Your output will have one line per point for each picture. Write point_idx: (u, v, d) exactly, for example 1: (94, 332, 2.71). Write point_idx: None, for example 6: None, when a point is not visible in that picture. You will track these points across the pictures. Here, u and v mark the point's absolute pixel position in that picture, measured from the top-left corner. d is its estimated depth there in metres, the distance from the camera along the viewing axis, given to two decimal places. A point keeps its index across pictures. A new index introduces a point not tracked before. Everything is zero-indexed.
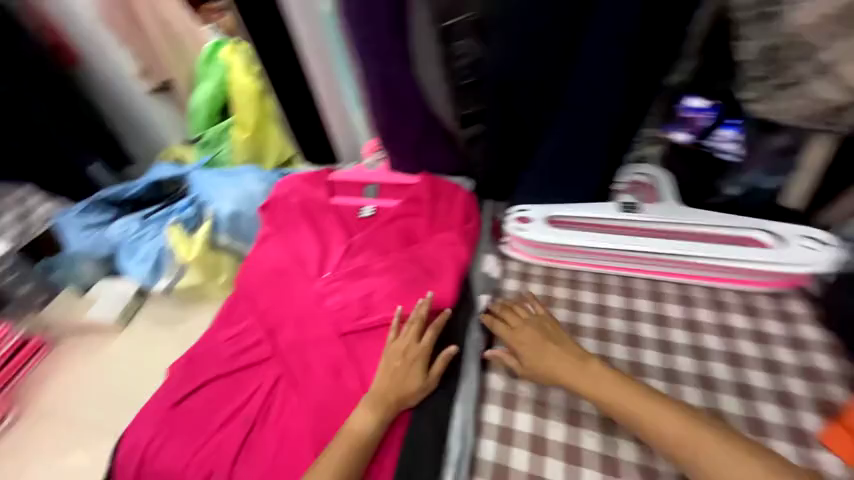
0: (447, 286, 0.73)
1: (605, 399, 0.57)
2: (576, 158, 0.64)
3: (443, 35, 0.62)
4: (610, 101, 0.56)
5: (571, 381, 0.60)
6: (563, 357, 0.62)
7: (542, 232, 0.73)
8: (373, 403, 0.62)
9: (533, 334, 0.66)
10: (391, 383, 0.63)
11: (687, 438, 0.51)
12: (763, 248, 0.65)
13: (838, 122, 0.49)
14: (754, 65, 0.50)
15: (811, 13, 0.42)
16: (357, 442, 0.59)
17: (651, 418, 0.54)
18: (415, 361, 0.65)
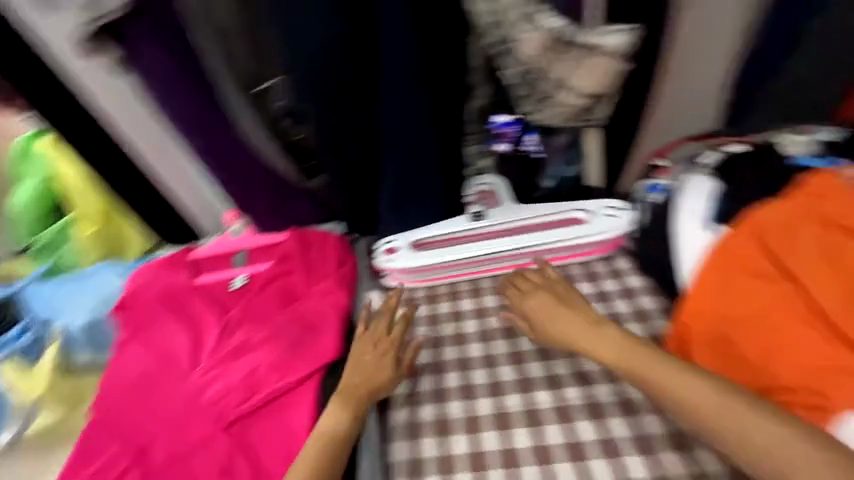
0: (333, 334, 0.72)
1: (626, 365, 0.58)
2: (413, 185, 0.70)
3: (256, 101, 0.66)
4: (418, 135, 0.64)
5: (583, 343, 0.62)
6: (566, 312, 0.66)
7: (408, 258, 0.78)
8: (347, 402, 0.63)
9: (543, 298, 0.68)
10: (363, 376, 0.65)
11: (679, 383, 0.54)
12: (581, 225, 0.77)
13: (593, 116, 0.63)
14: (518, 87, 0.61)
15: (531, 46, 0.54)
16: (331, 440, 0.60)
17: (648, 366, 0.56)
18: (386, 351, 0.68)
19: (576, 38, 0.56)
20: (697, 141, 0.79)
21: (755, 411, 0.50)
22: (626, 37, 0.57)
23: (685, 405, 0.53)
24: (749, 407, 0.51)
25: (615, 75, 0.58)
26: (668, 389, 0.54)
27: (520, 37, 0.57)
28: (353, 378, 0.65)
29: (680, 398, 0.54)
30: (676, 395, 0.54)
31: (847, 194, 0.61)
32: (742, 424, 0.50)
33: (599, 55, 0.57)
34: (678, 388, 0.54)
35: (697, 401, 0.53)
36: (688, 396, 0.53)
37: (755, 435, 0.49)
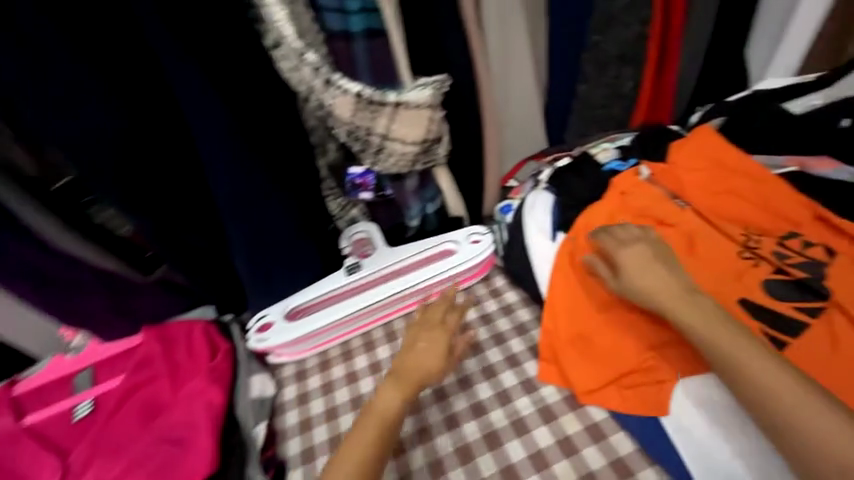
0: (207, 443, 0.61)
1: (707, 340, 0.48)
2: (269, 250, 0.69)
3: (56, 204, 0.59)
4: (258, 203, 0.64)
5: (672, 307, 0.52)
6: (654, 270, 0.55)
7: (281, 332, 0.73)
8: (405, 386, 0.55)
9: (642, 251, 0.57)
10: (415, 358, 0.58)
11: (753, 357, 0.45)
12: (452, 256, 0.79)
13: (431, 157, 0.67)
14: (350, 143, 0.62)
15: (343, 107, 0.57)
16: (385, 423, 0.52)
17: (731, 340, 0.47)
18: (441, 339, 0.60)
19: (387, 96, 0.58)
20: (533, 161, 0.89)
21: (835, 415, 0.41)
22: (434, 90, 0.59)
23: (743, 381, 0.45)
24: (828, 409, 0.42)
25: (434, 122, 0.62)
26: (743, 365, 0.45)
27: (331, 102, 0.56)
28: (417, 363, 0.57)
29: (754, 378, 0.45)
30: (742, 368, 0.45)
31: (645, 189, 0.74)
32: (811, 415, 0.42)
33: (414, 109, 0.59)
34: (755, 368, 0.45)
35: (762, 382, 0.44)
36: (754, 381, 0.44)
37: (819, 434, 0.41)
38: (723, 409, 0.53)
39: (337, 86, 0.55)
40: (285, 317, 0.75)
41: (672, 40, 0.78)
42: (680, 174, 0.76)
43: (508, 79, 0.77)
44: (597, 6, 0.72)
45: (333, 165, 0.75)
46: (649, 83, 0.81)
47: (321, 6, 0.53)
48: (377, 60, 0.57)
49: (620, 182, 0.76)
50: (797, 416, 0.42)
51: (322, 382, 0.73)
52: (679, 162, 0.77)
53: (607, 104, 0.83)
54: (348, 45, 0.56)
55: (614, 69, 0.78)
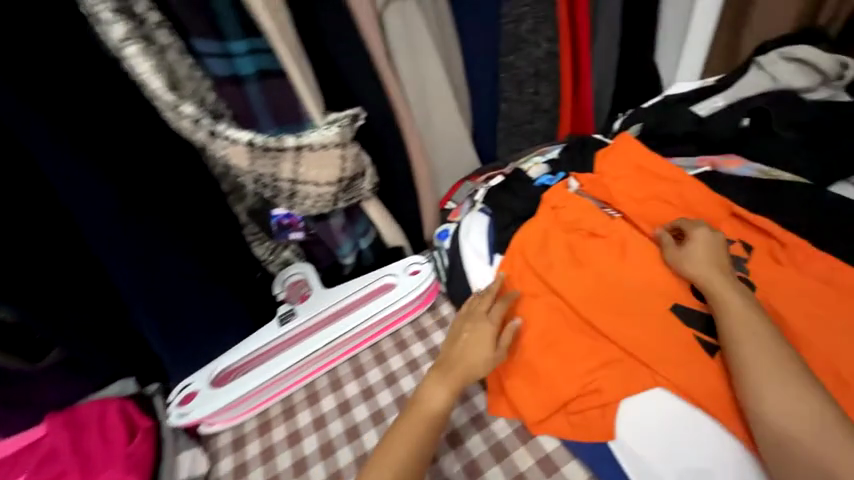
0: None
1: (751, 338, 0.50)
2: (185, 311, 0.63)
3: None
4: (162, 263, 0.58)
5: (725, 300, 0.54)
6: (716, 256, 0.59)
7: (205, 402, 0.66)
8: (453, 385, 0.55)
9: (706, 241, 0.60)
10: (460, 352, 0.58)
11: (760, 344, 0.50)
12: (393, 290, 0.76)
13: (353, 192, 0.64)
14: (260, 190, 0.58)
15: (236, 156, 0.52)
16: (433, 420, 0.53)
17: (758, 324, 0.51)
18: (484, 330, 0.59)
19: (287, 140, 0.54)
20: (469, 181, 0.87)
21: (818, 408, 0.45)
22: (340, 128, 0.56)
23: (754, 360, 0.49)
24: (815, 402, 0.46)
25: (347, 160, 0.58)
26: (757, 343, 0.50)
27: (223, 154, 0.52)
28: (471, 364, 0.57)
29: (777, 373, 0.48)
30: (772, 373, 0.48)
31: (575, 200, 0.73)
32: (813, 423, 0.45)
33: (321, 149, 0.56)
34: (754, 349, 0.49)
35: (763, 366, 0.48)
36: (765, 362, 0.48)
37: (792, 422, 0.45)
38: (664, 426, 0.53)
39: (223, 136, 0.51)
40: (210, 384, 0.68)
41: (582, 55, 0.80)
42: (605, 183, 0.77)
43: (428, 104, 0.76)
44: (504, 28, 0.73)
45: (254, 210, 0.71)
46: (568, 95, 0.83)
47: (199, 52, 0.49)
48: (276, 101, 0.54)
49: (552, 196, 0.75)
50: (782, 402, 0.46)
51: (261, 449, 0.67)
52: (606, 173, 0.78)
53: (531, 120, 0.84)
54: (237, 90, 0.52)
55: (531, 85, 0.79)
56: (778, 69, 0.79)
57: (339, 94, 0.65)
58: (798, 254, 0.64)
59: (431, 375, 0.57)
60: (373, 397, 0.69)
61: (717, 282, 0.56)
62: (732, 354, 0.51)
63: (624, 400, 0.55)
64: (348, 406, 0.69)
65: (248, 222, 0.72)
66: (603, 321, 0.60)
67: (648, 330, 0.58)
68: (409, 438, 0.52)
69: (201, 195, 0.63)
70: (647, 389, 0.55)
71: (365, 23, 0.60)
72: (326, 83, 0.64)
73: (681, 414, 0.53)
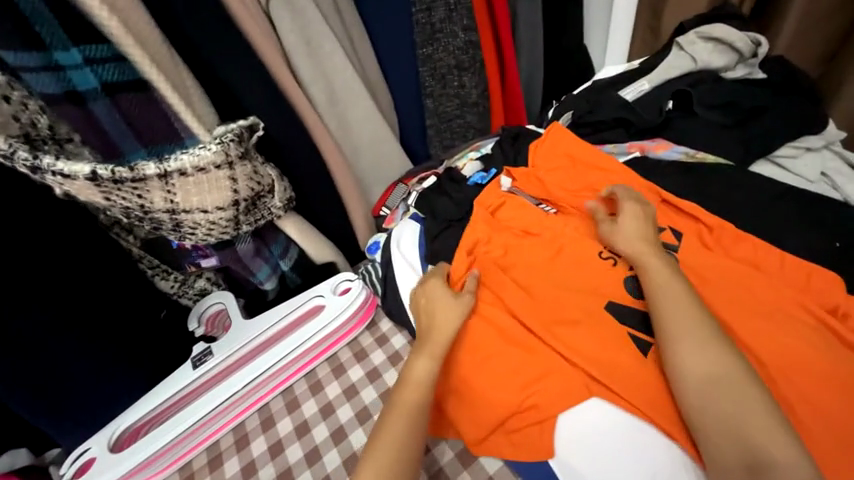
0: None
1: (679, 309, 0.51)
2: (62, 370, 0.53)
3: None
4: (25, 320, 0.48)
5: (652, 267, 0.55)
6: (645, 228, 0.60)
7: (104, 470, 0.57)
8: (433, 352, 0.55)
9: (634, 213, 0.61)
10: (429, 315, 0.59)
11: (692, 331, 0.49)
12: (320, 314, 0.69)
13: (257, 212, 0.57)
14: (135, 223, 0.50)
15: (83, 191, 0.44)
16: (418, 390, 0.52)
17: (684, 299, 0.51)
18: (437, 286, 0.61)
19: (148, 167, 0.45)
20: (402, 184, 0.80)
21: (745, 394, 0.45)
22: (220, 145, 0.48)
23: (675, 347, 0.49)
24: (739, 389, 0.45)
25: (238, 180, 0.51)
26: (682, 324, 0.50)
27: (63, 190, 0.43)
28: (446, 325, 0.57)
29: (708, 357, 0.47)
30: (711, 358, 0.47)
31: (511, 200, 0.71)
32: (744, 406, 0.44)
33: (200, 173, 0.48)
34: (680, 321, 0.50)
35: (693, 354, 0.48)
36: (688, 346, 0.48)
37: (726, 412, 0.45)
38: (603, 435, 0.51)
39: (50, 172, 0.41)
40: (111, 448, 0.59)
41: (505, 43, 0.76)
42: (538, 177, 0.73)
43: (343, 106, 0.69)
44: (416, 18, 0.67)
45: (150, 239, 0.62)
46: (495, 85, 0.79)
47: (12, 66, 0.39)
48: (136, 118, 0.46)
49: (486, 199, 0.71)
50: (703, 392, 0.46)
51: None
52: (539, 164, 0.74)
53: (460, 114, 0.79)
54: (80, 110, 0.43)
55: (454, 78, 0.74)
56: (696, 49, 0.78)
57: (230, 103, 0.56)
58: (723, 238, 0.64)
59: (416, 348, 0.56)
60: (309, 433, 0.63)
61: (646, 257, 0.56)
62: (662, 342, 0.50)
63: (561, 414, 0.53)
64: (281, 447, 0.63)
65: (143, 254, 0.63)
66: (538, 328, 0.58)
67: (585, 332, 0.56)
68: (405, 413, 0.50)
69: (68, 233, 0.54)
70: (583, 399, 0.53)
71: (247, 19, 0.52)
72: (212, 91, 0.55)
73: (617, 422, 0.51)
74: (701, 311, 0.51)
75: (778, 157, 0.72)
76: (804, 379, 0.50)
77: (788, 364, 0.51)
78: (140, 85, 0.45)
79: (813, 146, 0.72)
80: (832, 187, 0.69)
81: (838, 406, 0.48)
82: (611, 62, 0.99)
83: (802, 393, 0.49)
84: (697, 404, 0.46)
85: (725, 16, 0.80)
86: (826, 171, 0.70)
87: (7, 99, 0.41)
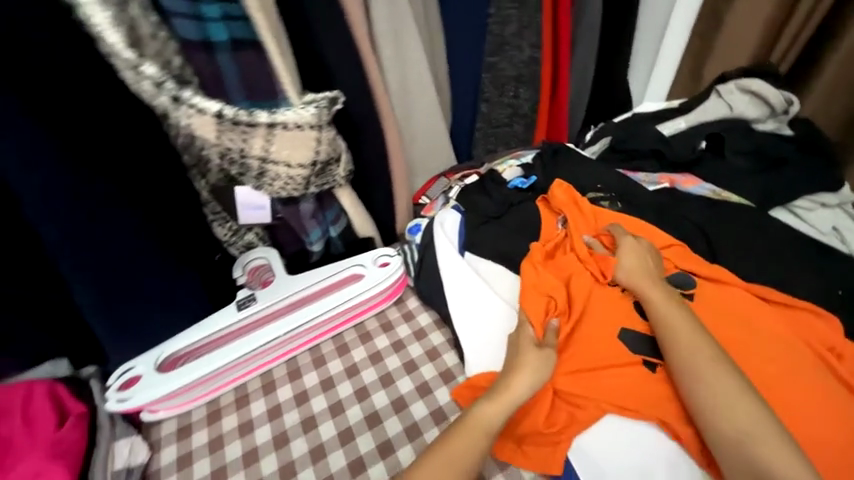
0: None
1: (691, 344, 0.55)
2: (129, 287, 0.58)
3: None
4: (113, 230, 0.53)
5: (657, 303, 0.60)
6: (640, 257, 0.65)
7: (150, 386, 0.62)
8: (505, 402, 0.54)
9: (640, 257, 0.66)
10: (509, 368, 0.57)
11: (698, 357, 0.54)
12: (359, 282, 0.74)
13: (326, 177, 0.62)
14: (225, 166, 0.57)
15: (203, 125, 0.51)
16: (486, 434, 0.52)
17: (692, 333, 0.56)
18: (525, 341, 0.60)
19: (261, 116, 0.53)
20: (444, 178, 0.88)
21: (760, 418, 0.50)
22: (317, 110, 0.54)
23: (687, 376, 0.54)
24: (756, 415, 0.50)
25: (322, 143, 0.57)
26: (698, 358, 0.54)
27: (188, 122, 0.51)
28: (519, 378, 0.56)
29: (731, 391, 0.52)
30: (730, 392, 0.51)
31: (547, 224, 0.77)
32: (761, 430, 0.49)
33: (295, 129, 0.54)
34: (696, 355, 0.54)
35: (705, 386, 0.53)
36: (707, 379, 0.53)
37: (744, 438, 0.49)
38: (612, 441, 0.57)
39: (187, 103, 0.49)
40: (157, 368, 0.64)
41: (562, 64, 0.83)
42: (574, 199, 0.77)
43: (410, 97, 0.75)
44: (490, 29, 0.74)
45: (218, 187, 0.66)
46: (545, 104, 0.85)
47: (167, 11, 0.46)
48: (250, 74, 0.51)
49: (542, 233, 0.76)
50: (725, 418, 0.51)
51: (210, 438, 0.63)
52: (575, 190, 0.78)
53: (509, 123, 0.87)
54: (206, 55, 0.49)
55: (511, 89, 0.81)
56: (733, 99, 0.85)
57: (318, 75, 0.63)
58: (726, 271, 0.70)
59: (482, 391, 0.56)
60: (333, 388, 0.68)
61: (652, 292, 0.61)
62: (686, 377, 0.54)
63: (576, 438, 0.58)
64: (305, 397, 0.67)
65: (209, 200, 0.67)
66: (569, 358, 0.61)
67: (611, 347, 0.61)
68: (456, 453, 0.51)
69: (158, 164, 0.58)
70: (597, 417, 0.58)
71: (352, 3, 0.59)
72: (306, 62, 0.62)
73: (617, 426, 0.58)
74: (712, 342, 0.56)
75: (796, 207, 0.79)
76: (800, 403, 0.55)
77: (782, 385, 0.57)
78: (257, 46, 0.50)
79: (828, 203, 0.78)
80: (840, 241, 0.75)
81: (822, 428, 0.54)
82: (652, 99, 1.07)
83: (790, 411, 0.55)
84: (721, 432, 0.50)
85: (763, 74, 0.87)
86: (837, 227, 0.76)
87: (155, 36, 0.47)
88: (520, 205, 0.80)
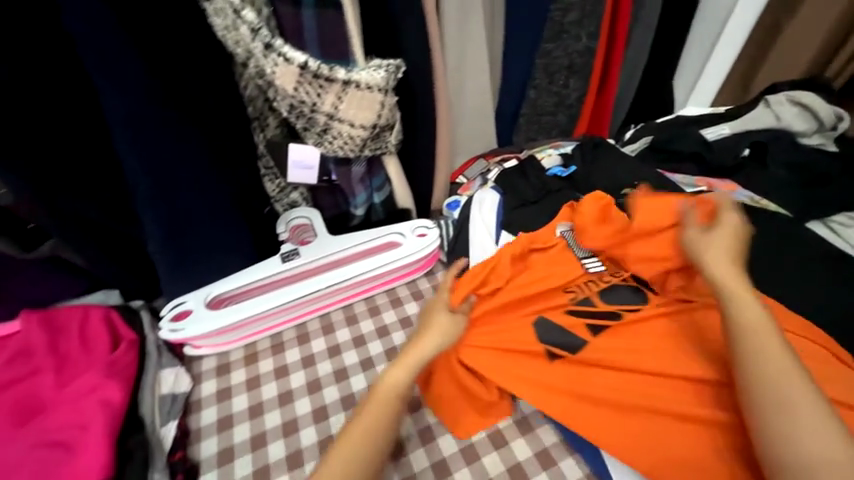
0: (90, 464, 0.51)
1: (746, 327, 0.49)
2: (191, 227, 0.62)
3: None
4: (187, 169, 0.56)
5: (724, 281, 0.54)
6: (736, 251, 0.57)
7: (200, 321, 0.66)
8: (410, 365, 0.54)
9: (728, 235, 0.58)
10: (420, 330, 0.60)
11: (778, 368, 0.46)
12: (396, 249, 0.77)
13: (381, 144, 0.65)
14: (292, 119, 0.59)
15: (285, 77, 0.54)
16: (393, 402, 0.51)
17: (754, 318, 0.50)
18: (437, 307, 0.63)
19: (338, 73, 0.55)
20: (483, 159, 0.89)
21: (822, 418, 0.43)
22: (387, 74, 0.56)
23: (772, 397, 0.45)
24: (816, 415, 0.43)
25: (385, 107, 0.59)
26: (752, 344, 0.48)
27: (272, 70, 0.53)
28: (426, 341, 0.57)
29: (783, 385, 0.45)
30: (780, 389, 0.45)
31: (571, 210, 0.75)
32: (818, 433, 0.42)
33: (365, 90, 0.57)
34: (753, 341, 0.48)
35: (759, 380, 0.46)
36: (759, 370, 0.47)
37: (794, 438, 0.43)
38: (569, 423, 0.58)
39: (277, 51, 0.52)
40: (205, 306, 0.68)
41: (614, 58, 0.83)
42: (603, 206, 0.71)
43: (465, 75, 0.77)
44: (550, 16, 0.75)
45: (274, 143, 0.69)
46: (592, 96, 0.86)
47: None
48: (328, 32, 0.54)
49: (541, 234, 0.74)
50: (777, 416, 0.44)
51: (247, 377, 0.67)
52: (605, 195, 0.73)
53: (553, 112, 0.88)
54: (293, 11, 0.53)
55: (561, 78, 0.82)
56: (782, 110, 0.85)
57: (384, 44, 0.65)
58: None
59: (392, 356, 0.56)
60: (364, 345, 0.71)
61: (738, 291, 0.52)
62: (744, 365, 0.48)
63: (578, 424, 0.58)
64: (338, 350, 0.70)
65: (264, 153, 0.70)
66: (490, 335, 0.64)
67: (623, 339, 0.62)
68: (368, 425, 0.49)
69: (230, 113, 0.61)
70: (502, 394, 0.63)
71: None
72: (375, 29, 0.64)
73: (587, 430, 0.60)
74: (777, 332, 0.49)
75: (832, 222, 0.79)
76: None
77: None
78: (338, 6, 0.53)
79: None
80: None
81: None
82: (696, 103, 1.06)
83: None
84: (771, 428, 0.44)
85: (815, 87, 0.87)
86: None
87: None
88: (558, 192, 0.82)
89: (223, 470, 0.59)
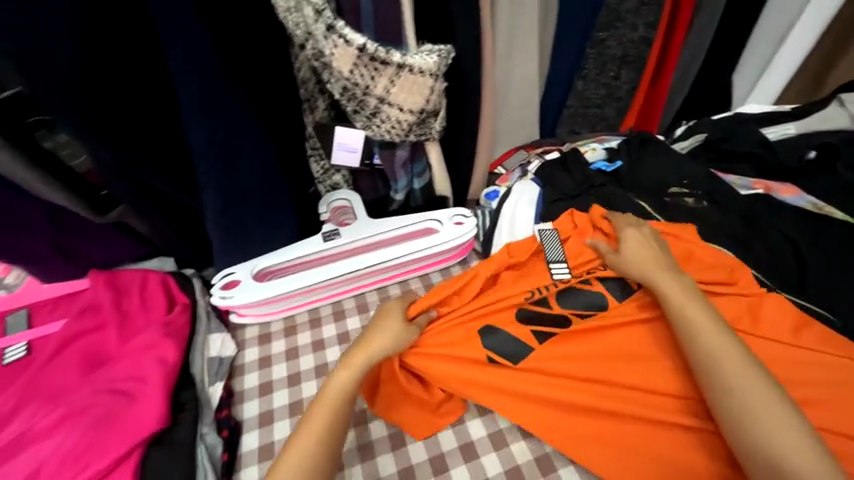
0: (146, 412, 0.56)
1: (710, 335, 0.55)
2: (242, 204, 0.64)
3: (46, 158, 0.56)
4: (244, 145, 0.59)
5: (664, 283, 0.60)
6: (650, 256, 0.64)
7: (246, 291, 0.70)
8: (354, 367, 0.57)
9: (644, 244, 0.66)
10: (373, 335, 0.61)
11: (740, 369, 0.52)
12: (433, 235, 0.78)
13: (427, 130, 0.66)
14: (344, 101, 0.61)
15: (343, 59, 0.56)
16: (341, 402, 0.55)
17: (707, 324, 0.55)
18: (391, 315, 0.64)
19: (393, 56, 0.56)
20: (523, 150, 0.89)
21: (786, 412, 0.49)
22: (439, 59, 0.57)
23: (746, 398, 0.50)
24: (781, 408, 0.49)
25: (434, 93, 0.60)
26: (716, 350, 0.53)
27: (331, 52, 0.55)
28: (376, 345, 0.59)
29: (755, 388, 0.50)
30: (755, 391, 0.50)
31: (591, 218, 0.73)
32: (786, 429, 0.48)
33: (417, 74, 0.57)
34: (717, 348, 0.53)
35: (738, 385, 0.51)
36: (734, 376, 0.51)
37: (772, 439, 0.47)
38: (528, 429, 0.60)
39: (337, 33, 0.54)
40: (250, 278, 0.72)
41: (672, 49, 0.80)
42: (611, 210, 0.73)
43: (513, 63, 0.75)
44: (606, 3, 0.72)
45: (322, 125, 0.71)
46: (644, 89, 0.83)
47: None
48: (385, 17, 0.55)
49: (517, 246, 0.71)
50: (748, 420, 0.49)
51: (286, 348, 0.71)
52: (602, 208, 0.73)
53: (600, 104, 0.86)
54: None
55: (612, 69, 0.79)
56: None
57: (436, 29, 0.65)
58: (743, 279, 0.65)
59: (340, 359, 0.59)
60: None
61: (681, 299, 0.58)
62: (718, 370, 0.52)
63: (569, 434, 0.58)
64: None
65: (311, 135, 0.72)
66: (444, 340, 0.64)
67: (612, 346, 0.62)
68: (315, 427, 0.53)
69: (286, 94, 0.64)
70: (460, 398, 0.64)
71: None
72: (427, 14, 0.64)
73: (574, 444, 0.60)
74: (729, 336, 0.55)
75: None
76: None
77: None
78: None
79: None
80: None
81: None
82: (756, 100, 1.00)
83: None
84: (751, 429, 0.48)
85: None
86: None
87: None
88: (601, 188, 0.80)
89: (264, 430, 0.62)
